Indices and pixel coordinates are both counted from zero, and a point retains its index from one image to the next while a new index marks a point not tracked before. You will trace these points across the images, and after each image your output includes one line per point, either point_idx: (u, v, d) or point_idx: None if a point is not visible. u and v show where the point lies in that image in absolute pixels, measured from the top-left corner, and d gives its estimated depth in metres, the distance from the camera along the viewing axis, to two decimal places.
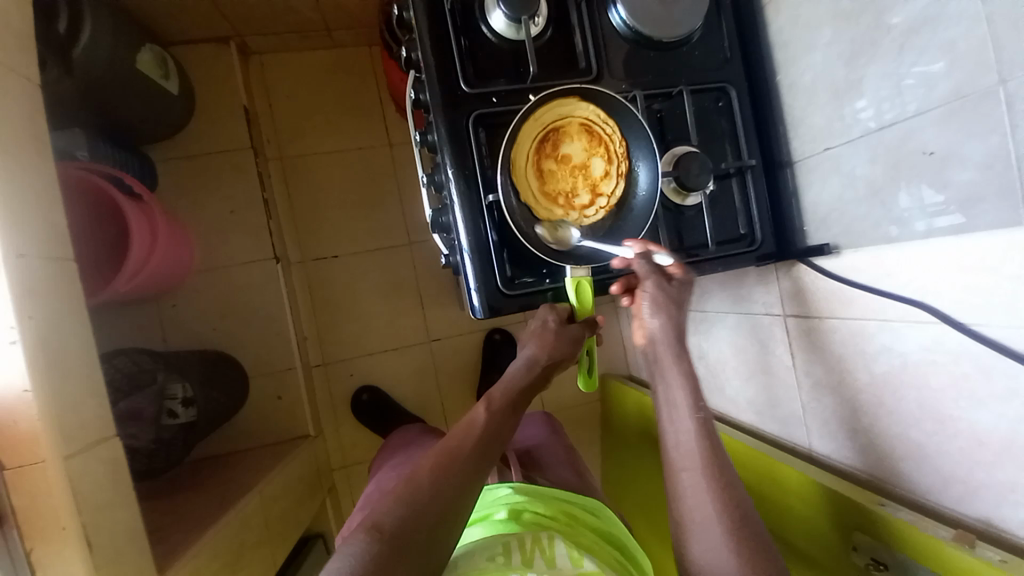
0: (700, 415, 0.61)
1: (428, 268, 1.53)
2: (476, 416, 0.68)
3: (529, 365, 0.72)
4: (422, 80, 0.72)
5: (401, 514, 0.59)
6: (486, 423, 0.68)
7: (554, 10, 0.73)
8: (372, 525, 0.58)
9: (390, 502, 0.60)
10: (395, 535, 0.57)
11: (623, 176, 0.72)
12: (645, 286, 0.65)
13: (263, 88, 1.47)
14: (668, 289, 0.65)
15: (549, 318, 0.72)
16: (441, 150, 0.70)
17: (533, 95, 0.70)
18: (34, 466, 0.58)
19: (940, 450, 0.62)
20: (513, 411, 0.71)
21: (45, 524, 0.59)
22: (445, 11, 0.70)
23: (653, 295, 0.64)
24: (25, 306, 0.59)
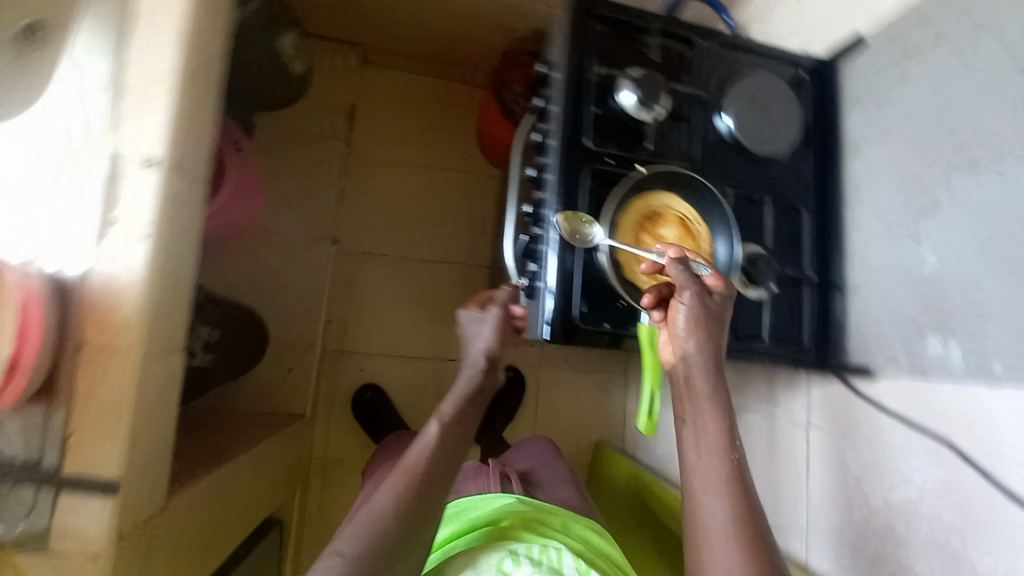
0: (735, 459, 0.63)
1: (464, 290, 1.59)
2: (428, 432, 0.71)
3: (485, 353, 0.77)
4: (547, 128, 0.83)
5: (366, 539, 0.60)
6: (436, 435, 0.70)
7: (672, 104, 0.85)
8: (336, 553, 0.59)
9: (351, 529, 0.61)
10: (363, 560, 0.59)
11: None
12: (682, 296, 0.69)
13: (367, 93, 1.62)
14: (705, 301, 0.68)
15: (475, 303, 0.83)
16: (550, 188, 0.79)
17: (641, 166, 0.80)
18: (112, 353, 0.61)
19: None
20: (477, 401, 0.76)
21: (96, 411, 0.61)
22: (585, 80, 0.81)
23: (691, 307, 0.68)
24: (162, 211, 0.65)
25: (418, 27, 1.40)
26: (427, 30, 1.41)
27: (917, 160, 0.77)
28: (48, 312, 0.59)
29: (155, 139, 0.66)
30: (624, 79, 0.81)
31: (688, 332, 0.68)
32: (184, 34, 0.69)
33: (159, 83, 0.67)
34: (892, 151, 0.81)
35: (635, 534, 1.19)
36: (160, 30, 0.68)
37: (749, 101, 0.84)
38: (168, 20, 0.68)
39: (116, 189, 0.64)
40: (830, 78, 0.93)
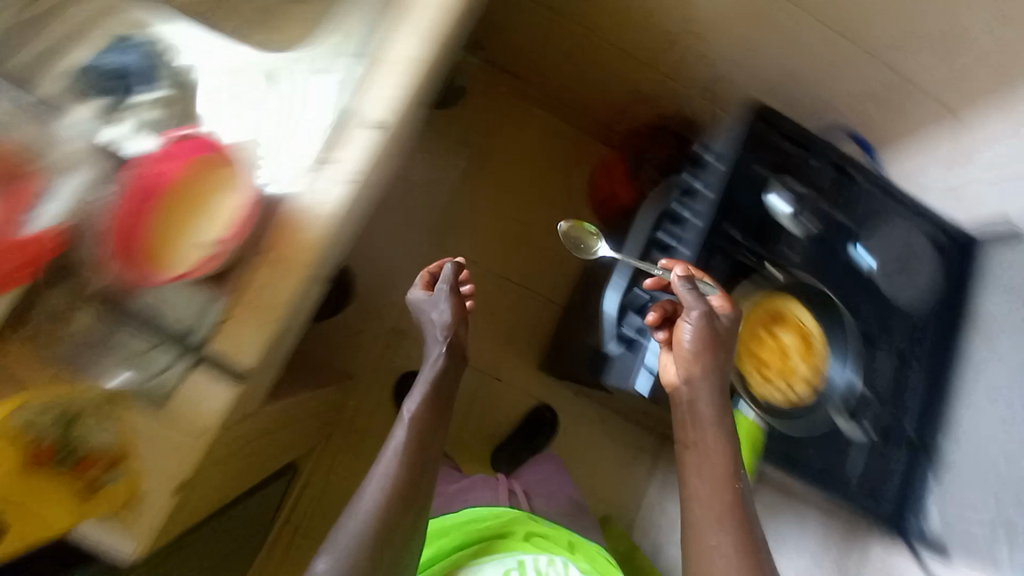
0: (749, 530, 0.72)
1: (537, 322, 1.61)
2: (394, 438, 0.90)
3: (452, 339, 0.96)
4: (695, 208, 0.87)
5: (357, 535, 0.81)
6: (403, 440, 0.89)
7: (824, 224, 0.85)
8: (336, 544, 0.82)
9: (347, 528, 0.83)
10: (356, 553, 0.80)
11: (815, 385, 0.81)
12: (688, 314, 0.75)
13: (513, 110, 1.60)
14: (711, 321, 0.75)
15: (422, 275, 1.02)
16: (683, 263, 0.84)
17: (778, 274, 0.82)
18: (285, 268, 0.68)
19: None
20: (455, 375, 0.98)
21: (253, 311, 0.67)
22: (747, 176, 0.84)
23: (698, 325, 0.74)
24: (365, 167, 0.71)
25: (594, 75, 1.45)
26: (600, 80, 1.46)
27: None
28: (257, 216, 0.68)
29: (388, 106, 0.71)
30: (783, 188, 0.83)
31: (693, 347, 0.75)
32: (440, 23, 0.73)
33: (409, 60, 0.72)
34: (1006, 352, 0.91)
35: None
36: (422, 14, 0.73)
37: (891, 248, 0.88)
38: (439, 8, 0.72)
39: (336, 134, 0.71)
40: (971, 253, 0.98)
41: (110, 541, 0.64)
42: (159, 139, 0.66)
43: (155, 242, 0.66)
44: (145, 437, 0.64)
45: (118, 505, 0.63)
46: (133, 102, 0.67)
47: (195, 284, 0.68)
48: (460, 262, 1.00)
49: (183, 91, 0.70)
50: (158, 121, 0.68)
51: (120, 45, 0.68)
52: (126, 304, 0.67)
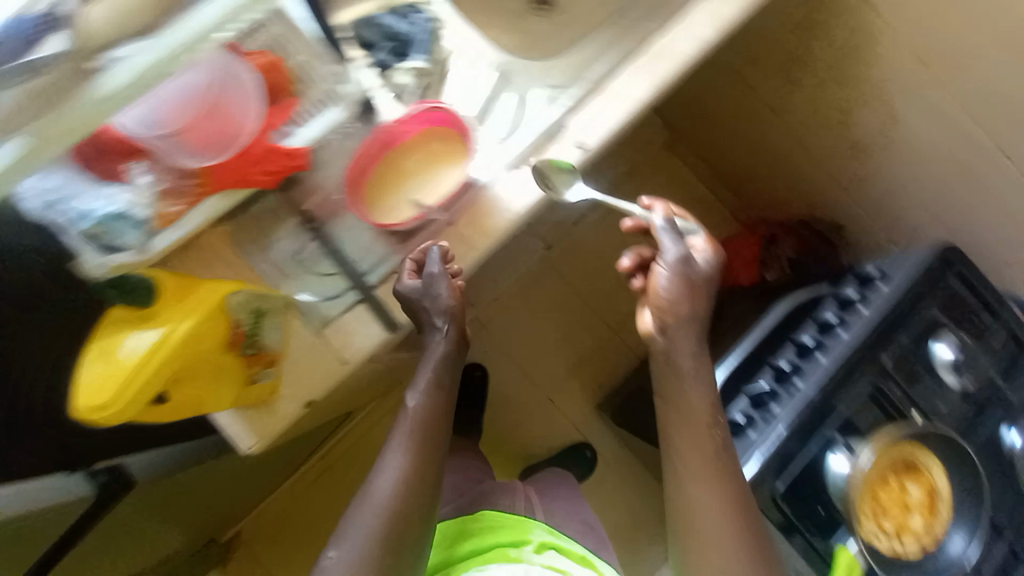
0: None
1: (608, 361, 1.61)
2: (409, 406, 0.81)
3: (443, 331, 0.76)
4: (850, 318, 0.87)
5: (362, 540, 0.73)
6: (420, 411, 0.80)
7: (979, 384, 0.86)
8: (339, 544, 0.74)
9: (349, 528, 0.74)
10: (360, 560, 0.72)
11: (926, 545, 0.80)
12: (664, 259, 0.75)
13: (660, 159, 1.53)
14: (687, 272, 0.74)
15: (406, 262, 0.72)
16: (826, 370, 0.83)
17: (920, 416, 0.83)
18: (464, 242, 0.75)
19: None
20: (449, 371, 0.82)
21: (427, 270, 0.74)
22: (917, 311, 0.85)
23: (671, 268, 0.74)
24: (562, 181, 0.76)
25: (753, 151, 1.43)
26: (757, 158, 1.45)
27: None
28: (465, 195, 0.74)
29: (599, 135, 0.77)
30: (950, 336, 0.85)
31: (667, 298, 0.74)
32: (670, 76, 0.78)
33: (632, 101, 0.78)
34: None
35: None
36: (659, 66, 0.78)
37: None
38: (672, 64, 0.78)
39: (546, 144, 0.77)
40: None
41: (237, 431, 0.68)
42: (405, 109, 0.74)
43: (371, 186, 0.72)
44: (296, 351, 0.69)
45: (259, 400, 0.68)
46: (396, 67, 0.76)
47: (383, 232, 0.73)
48: (445, 244, 0.72)
49: (436, 69, 0.79)
50: (411, 89, 0.76)
51: (404, 18, 0.79)
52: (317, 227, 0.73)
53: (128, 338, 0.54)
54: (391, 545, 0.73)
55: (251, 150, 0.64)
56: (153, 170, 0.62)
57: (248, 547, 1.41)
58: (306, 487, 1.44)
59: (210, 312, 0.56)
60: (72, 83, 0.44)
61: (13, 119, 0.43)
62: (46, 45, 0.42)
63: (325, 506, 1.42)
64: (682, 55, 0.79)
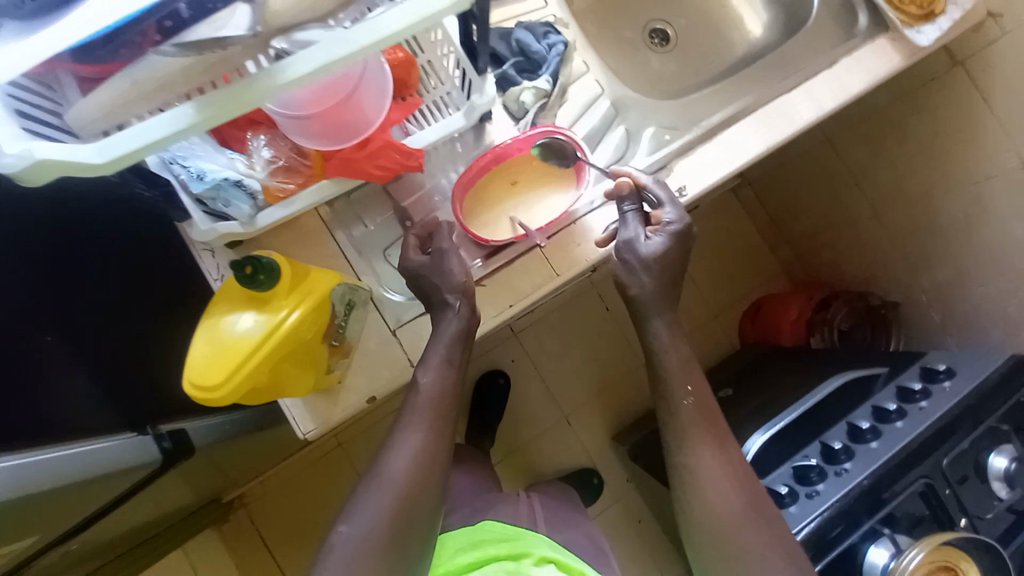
0: None
1: (630, 392, 1.60)
2: (417, 384, 0.65)
3: (452, 310, 0.66)
4: (910, 411, 0.87)
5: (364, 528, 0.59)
6: (430, 391, 0.64)
7: None
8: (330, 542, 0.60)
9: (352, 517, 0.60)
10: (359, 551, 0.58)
11: None
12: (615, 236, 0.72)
13: (726, 207, 1.52)
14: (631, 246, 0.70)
15: (409, 237, 0.68)
16: (880, 458, 0.82)
17: (966, 523, 0.81)
18: (550, 267, 0.73)
19: None
20: (461, 347, 0.67)
21: (507, 289, 0.73)
22: (983, 417, 0.84)
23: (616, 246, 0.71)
24: None
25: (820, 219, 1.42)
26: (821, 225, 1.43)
27: None
28: (563, 221, 0.74)
29: (701, 182, 0.76)
30: (1009, 449, 0.83)
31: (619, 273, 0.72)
32: (781, 140, 0.78)
33: (740, 156, 0.77)
34: None
35: None
36: (773, 127, 0.78)
37: None
38: (786, 127, 0.77)
39: None
40: None
41: (296, 413, 0.68)
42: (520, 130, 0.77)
43: (471, 196, 0.74)
44: (368, 346, 0.69)
45: (324, 388, 0.67)
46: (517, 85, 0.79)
47: (472, 241, 0.73)
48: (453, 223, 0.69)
49: (553, 93, 0.82)
50: (530, 107, 0.79)
51: (541, 40, 0.84)
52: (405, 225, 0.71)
53: (233, 317, 0.53)
54: (390, 554, 0.58)
55: (370, 142, 0.64)
56: (273, 145, 0.62)
57: (248, 510, 1.41)
58: (314, 463, 1.43)
59: (319, 302, 0.55)
60: (242, 60, 0.44)
61: (183, 82, 0.44)
62: (231, 14, 0.43)
63: (331, 485, 1.42)
64: (798, 121, 0.78)
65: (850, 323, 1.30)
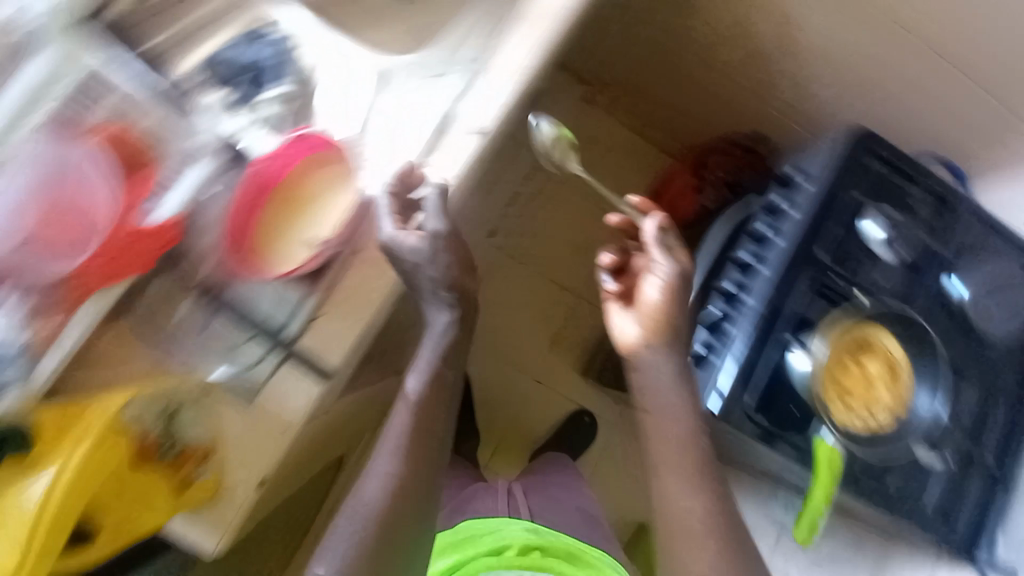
0: None
1: (579, 328, 1.60)
2: (407, 389, 0.81)
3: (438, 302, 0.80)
4: (782, 223, 0.85)
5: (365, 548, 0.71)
6: None
7: (920, 251, 0.84)
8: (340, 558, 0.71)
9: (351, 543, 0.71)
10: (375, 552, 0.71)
11: (906, 401, 0.80)
12: (655, 270, 0.80)
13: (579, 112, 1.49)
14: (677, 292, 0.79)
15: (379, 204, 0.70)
16: (767, 279, 0.82)
17: (868, 299, 0.82)
18: (377, 269, 0.69)
19: None
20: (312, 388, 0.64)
21: (346, 310, 0.68)
22: (840, 198, 0.84)
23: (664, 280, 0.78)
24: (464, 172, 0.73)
25: None
26: None
27: None
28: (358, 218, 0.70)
29: (490, 114, 0.72)
30: (874, 212, 0.84)
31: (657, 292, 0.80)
32: (544, 39, 0.74)
33: (514, 73, 0.73)
34: None
35: None
36: (533, 32, 0.75)
37: (986, 279, 0.84)
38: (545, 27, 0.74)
39: (440, 140, 0.74)
40: None
41: (196, 536, 0.64)
42: (280, 139, 0.69)
43: (260, 238, 0.69)
44: (235, 433, 0.65)
45: (204, 500, 0.64)
46: (258, 98, 0.71)
47: (294, 278, 0.68)
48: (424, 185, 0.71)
49: (304, 91, 0.74)
50: (280, 119, 0.72)
51: (254, 43, 0.73)
52: (223, 299, 0.68)
53: (27, 485, 0.56)
54: None
55: (114, 241, 0.59)
56: (17, 289, 0.58)
57: None
58: None
59: (101, 434, 0.57)
60: None
61: None
62: None
63: None
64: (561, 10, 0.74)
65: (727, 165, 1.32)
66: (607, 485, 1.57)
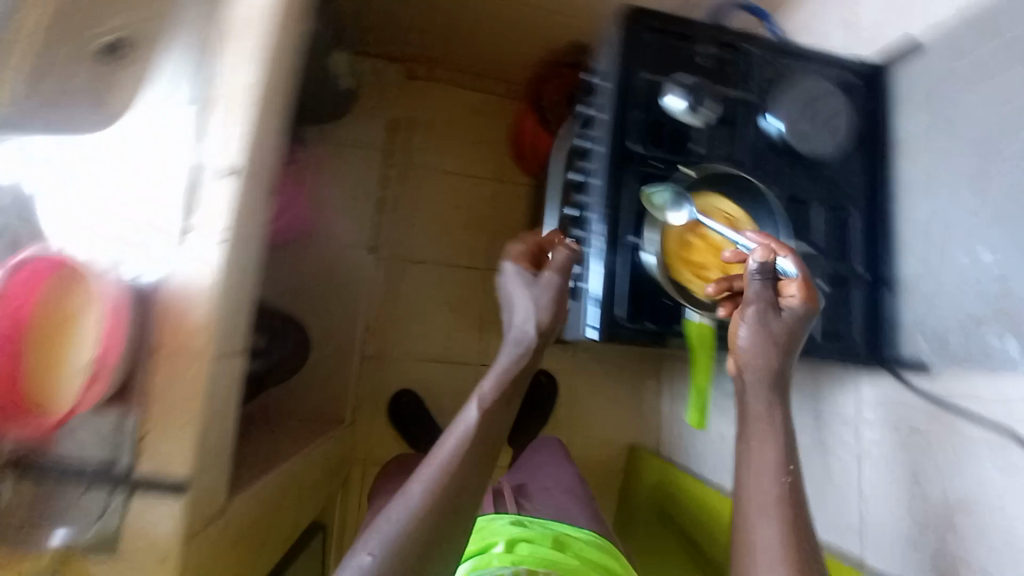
0: None
1: (499, 297, 1.56)
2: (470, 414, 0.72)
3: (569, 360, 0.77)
4: (595, 133, 0.83)
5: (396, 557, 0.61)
6: None
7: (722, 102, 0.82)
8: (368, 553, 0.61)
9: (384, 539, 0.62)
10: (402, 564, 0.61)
11: None
12: (744, 310, 0.69)
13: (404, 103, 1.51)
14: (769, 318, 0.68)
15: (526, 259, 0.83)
16: (597, 193, 0.80)
17: (689, 168, 0.79)
18: (185, 357, 0.65)
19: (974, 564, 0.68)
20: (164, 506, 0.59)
21: (175, 408, 0.65)
22: (634, 84, 0.80)
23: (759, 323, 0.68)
24: (237, 219, 0.66)
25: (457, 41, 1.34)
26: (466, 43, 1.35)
27: (971, 158, 0.73)
28: (129, 322, 0.63)
29: (228, 149, 0.65)
30: (672, 83, 0.80)
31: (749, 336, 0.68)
32: (254, 46, 0.67)
33: (235, 97, 0.66)
34: (943, 147, 0.77)
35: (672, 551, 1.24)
36: (239, 44, 0.67)
37: (796, 101, 0.82)
38: (248, 35, 0.67)
39: (197, 197, 0.65)
40: (880, 83, 0.87)
41: None
42: None
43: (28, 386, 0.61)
44: None
45: None
46: None
47: (106, 404, 0.64)
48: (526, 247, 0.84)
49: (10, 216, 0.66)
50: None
51: None
52: (40, 460, 0.64)
53: None
54: None
55: None
56: None
57: None
58: None
59: None
60: None
61: None
62: None
63: None
64: (264, 14, 0.68)
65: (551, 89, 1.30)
66: (588, 430, 1.58)
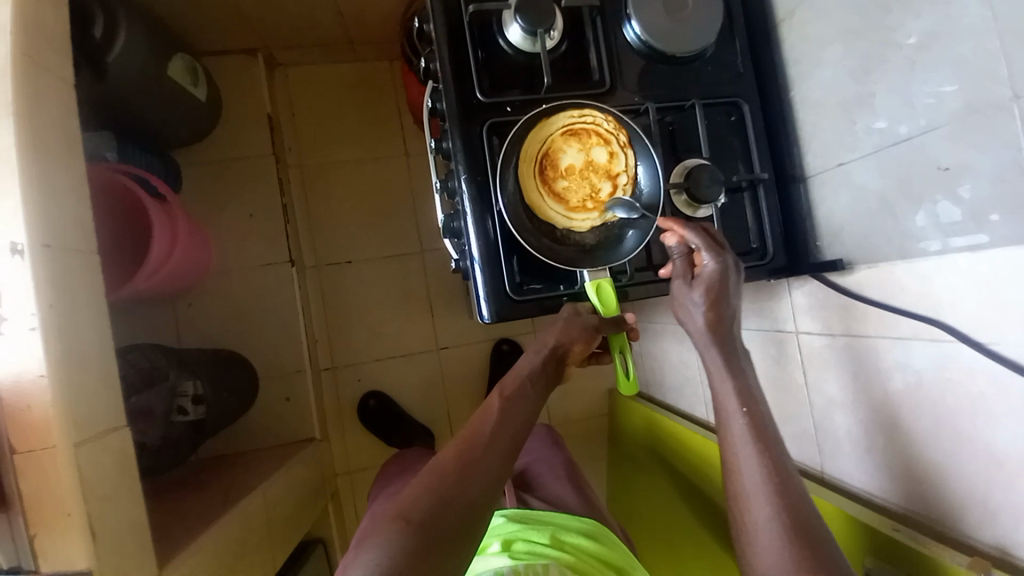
0: None
1: (439, 275, 1.49)
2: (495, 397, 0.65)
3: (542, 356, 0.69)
4: (439, 90, 0.73)
5: (431, 509, 0.53)
6: None
7: (568, 24, 0.75)
8: (401, 515, 0.52)
9: (418, 494, 0.54)
10: (429, 527, 0.51)
11: (626, 146, 0.71)
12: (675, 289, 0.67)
13: (283, 100, 1.42)
14: (693, 289, 0.65)
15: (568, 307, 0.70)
16: (454, 158, 0.70)
17: (546, 105, 0.71)
18: (45, 452, 0.60)
19: (932, 460, 0.63)
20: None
21: (51, 509, 0.60)
22: (463, 23, 0.70)
23: (686, 298, 0.65)
24: (48, 296, 0.61)
25: (304, 14, 1.20)
26: (315, 15, 1.21)
27: (851, 11, 0.65)
28: None
29: (13, 224, 0.60)
30: (505, 10, 0.70)
31: (698, 314, 0.64)
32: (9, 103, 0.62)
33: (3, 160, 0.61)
34: (824, 7, 0.69)
35: (661, 484, 1.23)
36: None
37: None
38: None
39: None
40: None
41: None
42: None
43: None
44: None
45: None
46: None
47: None
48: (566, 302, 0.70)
49: None
50: None
51: None
52: None
53: None
54: None
55: None
56: None
57: None
58: None
59: None
60: None
61: None
62: None
63: None
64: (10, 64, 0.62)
65: (410, 37, 1.14)
66: (566, 387, 1.55)
